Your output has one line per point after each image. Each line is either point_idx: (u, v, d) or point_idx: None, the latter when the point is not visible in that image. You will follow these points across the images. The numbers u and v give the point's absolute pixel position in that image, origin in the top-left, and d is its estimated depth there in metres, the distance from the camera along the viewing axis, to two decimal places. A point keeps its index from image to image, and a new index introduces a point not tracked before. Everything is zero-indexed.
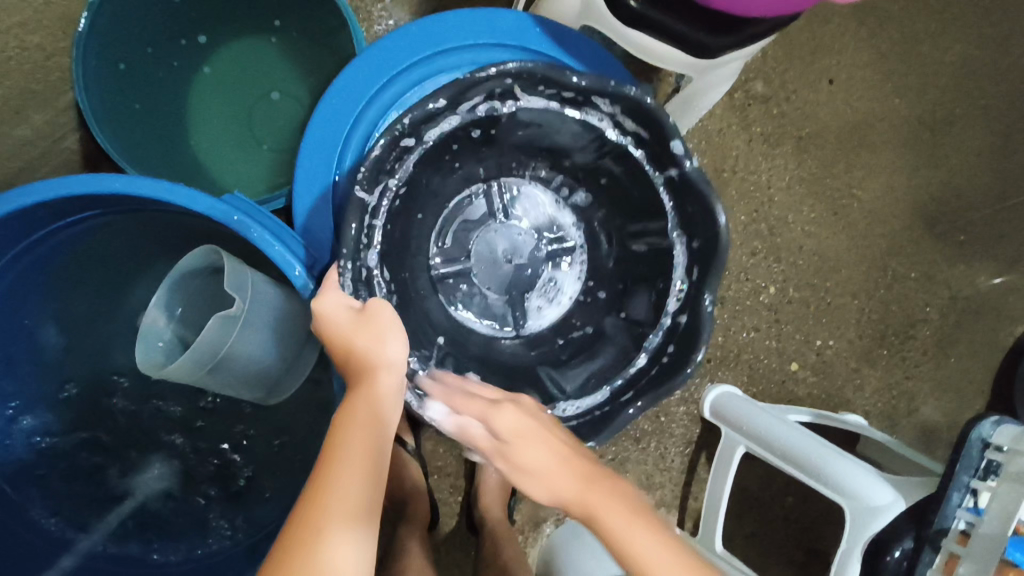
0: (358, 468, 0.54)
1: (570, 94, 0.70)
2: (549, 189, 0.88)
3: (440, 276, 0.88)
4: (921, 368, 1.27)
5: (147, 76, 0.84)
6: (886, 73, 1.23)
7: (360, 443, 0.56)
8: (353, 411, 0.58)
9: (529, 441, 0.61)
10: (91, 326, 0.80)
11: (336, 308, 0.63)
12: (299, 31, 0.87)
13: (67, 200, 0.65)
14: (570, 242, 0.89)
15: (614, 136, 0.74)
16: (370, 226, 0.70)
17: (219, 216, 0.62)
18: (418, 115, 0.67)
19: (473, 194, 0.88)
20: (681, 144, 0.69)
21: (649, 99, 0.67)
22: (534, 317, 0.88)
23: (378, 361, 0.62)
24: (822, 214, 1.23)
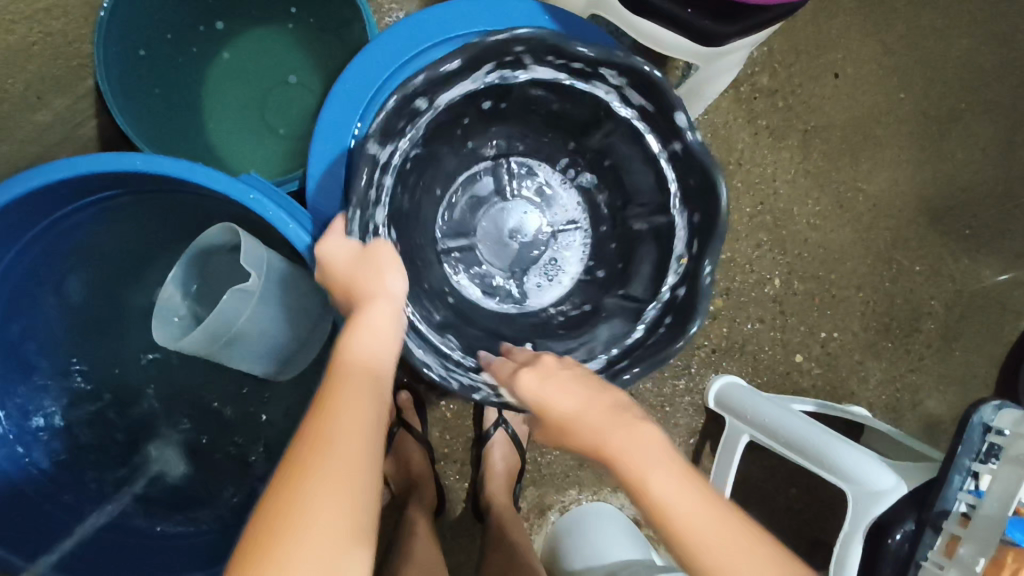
0: (361, 398, 0.55)
1: (579, 65, 0.71)
2: (556, 171, 0.90)
3: (446, 249, 0.89)
4: (925, 361, 1.28)
5: (166, 62, 0.86)
6: (892, 67, 1.24)
7: (360, 377, 0.57)
8: (352, 347, 0.59)
9: (554, 388, 0.65)
10: (107, 305, 0.82)
11: (334, 245, 0.65)
12: (313, 19, 0.89)
13: (89, 178, 0.66)
14: (574, 222, 0.90)
15: (624, 112, 0.75)
16: (380, 181, 0.72)
17: (237, 195, 0.64)
18: (430, 77, 0.68)
19: (480, 171, 0.89)
20: (685, 115, 0.70)
21: (652, 72, 0.68)
22: (534, 292, 0.89)
23: (373, 291, 0.63)
24: (827, 207, 1.24)
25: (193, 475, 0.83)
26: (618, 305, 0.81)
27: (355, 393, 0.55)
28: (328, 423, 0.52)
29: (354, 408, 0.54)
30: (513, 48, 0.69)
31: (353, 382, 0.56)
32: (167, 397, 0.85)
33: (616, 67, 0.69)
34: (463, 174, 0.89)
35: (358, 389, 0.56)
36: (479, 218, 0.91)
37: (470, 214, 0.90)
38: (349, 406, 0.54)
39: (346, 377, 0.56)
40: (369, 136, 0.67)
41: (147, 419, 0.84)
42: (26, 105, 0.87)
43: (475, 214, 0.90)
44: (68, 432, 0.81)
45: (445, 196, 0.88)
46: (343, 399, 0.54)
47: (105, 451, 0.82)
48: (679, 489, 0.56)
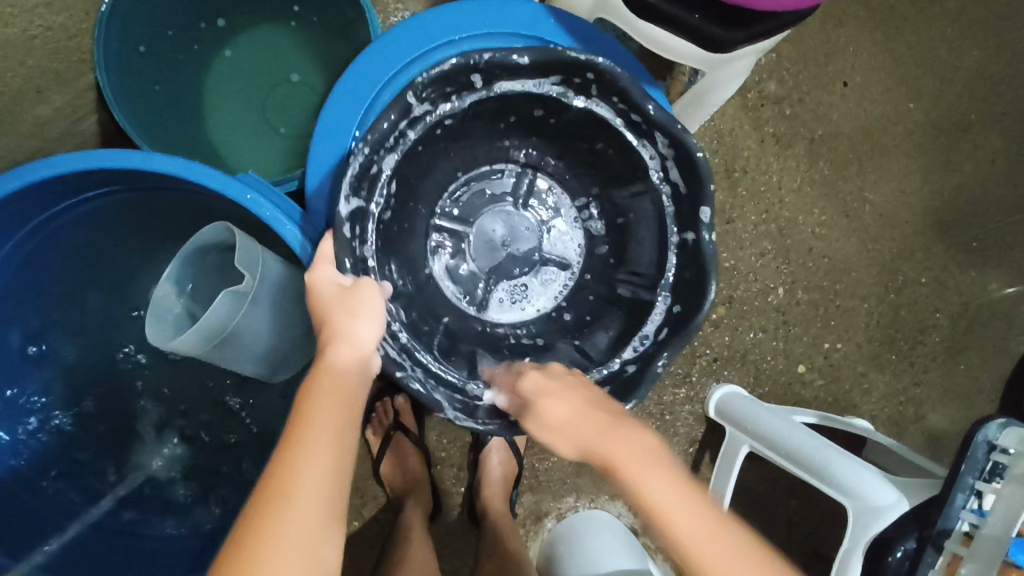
0: (325, 442, 0.53)
1: (636, 118, 0.69)
2: (573, 206, 0.85)
3: (435, 227, 0.84)
4: (929, 375, 1.26)
5: (167, 59, 0.85)
6: (901, 77, 1.23)
7: (326, 414, 0.55)
8: (319, 382, 0.56)
9: (552, 398, 0.64)
10: (104, 302, 0.81)
11: (327, 277, 0.62)
12: (316, 17, 0.88)
13: (86, 175, 0.66)
14: (566, 261, 0.86)
15: (654, 177, 0.72)
16: (403, 133, 0.68)
17: (233, 194, 0.63)
18: (497, 60, 0.66)
19: (503, 171, 0.85)
20: (710, 212, 0.69)
21: (699, 155, 0.66)
22: (493, 307, 0.85)
23: (341, 334, 0.60)
24: (833, 217, 1.23)
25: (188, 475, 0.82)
26: (576, 352, 0.77)
27: (319, 436, 0.53)
28: (291, 475, 0.51)
29: (318, 457, 0.52)
30: (587, 71, 0.67)
31: (318, 422, 0.54)
32: (161, 396, 0.84)
33: (671, 135, 0.67)
34: (488, 166, 0.84)
35: (322, 432, 0.53)
36: (484, 214, 0.86)
37: (476, 205, 0.86)
38: (313, 455, 0.52)
39: (310, 416, 0.54)
40: (413, 84, 0.65)
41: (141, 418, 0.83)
42: (26, 99, 0.87)
43: (484, 207, 0.86)
44: (62, 430, 0.80)
45: (461, 178, 0.84)
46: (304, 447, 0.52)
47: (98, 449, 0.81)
48: (670, 499, 0.55)
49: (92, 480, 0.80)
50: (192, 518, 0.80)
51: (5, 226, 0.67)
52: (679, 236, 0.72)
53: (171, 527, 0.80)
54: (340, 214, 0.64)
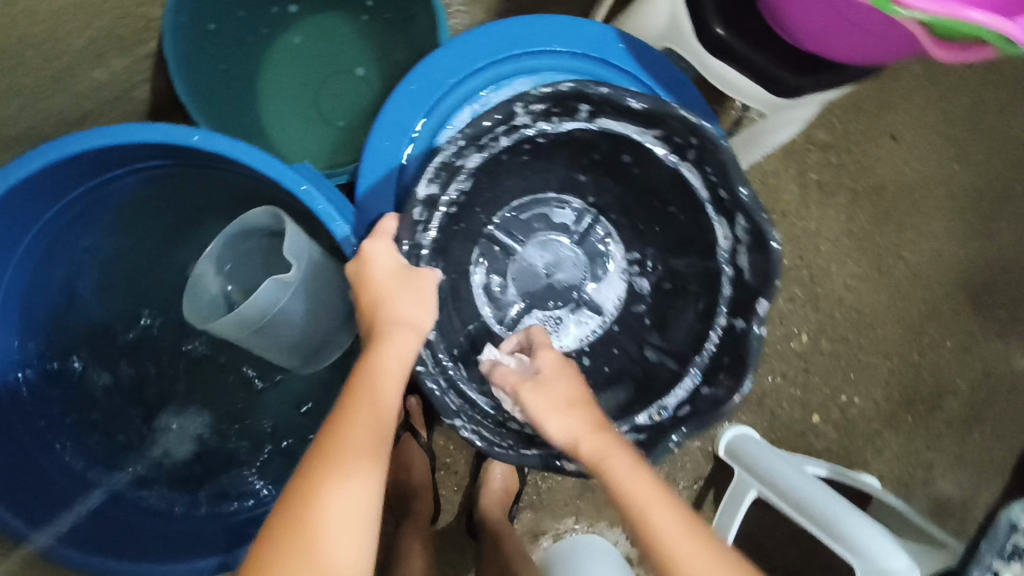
0: (375, 430, 0.52)
1: (722, 194, 0.67)
2: (626, 258, 0.83)
3: (489, 237, 0.82)
4: (943, 440, 1.25)
5: (234, 38, 0.85)
6: (950, 138, 1.22)
7: (379, 401, 0.54)
8: (373, 365, 0.55)
9: (555, 382, 0.62)
10: (138, 272, 0.81)
11: (387, 260, 0.61)
12: (387, 15, 0.88)
13: (143, 146, 0.66)
14: (602, 309, 0.84)
15: (721, 253, 0.70)
16: (498, 139, 0.66)
17: (288, 183, 0.63)
18: (612, 100, 0.64)
19: (565, 202, 0.83)
20: (767, 307, 0.66)
21: (774, 242, 0.63)
22: (517, 333, 0.83)
23: (393, 317, 0.59)
24: (866, 270, 1.22)
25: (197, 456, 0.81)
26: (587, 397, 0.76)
27: (369, 421, 0.52)
28: (339, 457, 0.50)
29: (366, 431, 0.52)
30: (691, 137, 0.65)
31: (369, 406, 0.53)
32: (178, 373, 0.83)
33: (753, 223, 0.64)
34: (552, 194, 0.82)
35: (374, 419, 0.53)
36: (535, 235, 0.84)
37: (530, 226, 0.84)
38: (360, 439, 0.51)
39: (363, 399, 0.53)
40: (527, 94, 0.63)
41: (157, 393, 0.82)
42: (85, 61, 0.83)
43: (539, 229, 0.84)
44: (81, 396, 0.79)
45: (521, 198, 0.81)
46: (354, 430, 0.51)
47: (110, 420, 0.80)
48: (674, 523, 0.54)
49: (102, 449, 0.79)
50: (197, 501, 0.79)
51: (56, 186, 0.67)
52: (728, 322, 0.69)
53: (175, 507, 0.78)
54: (417, 196, 0.63)
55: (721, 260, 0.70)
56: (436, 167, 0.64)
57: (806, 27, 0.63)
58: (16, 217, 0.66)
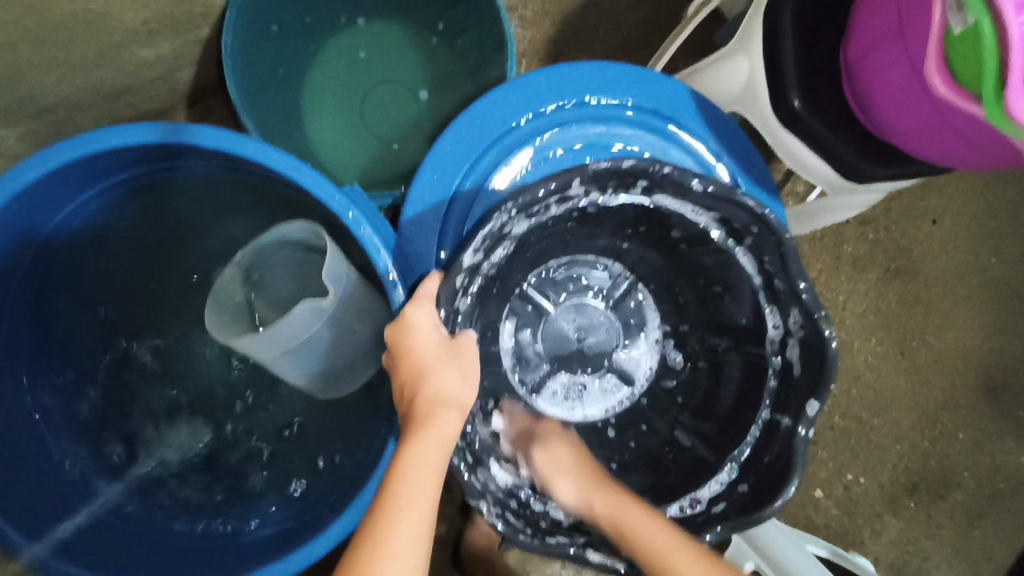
0: (419, 528, 0.49)
1: (778, 283, 0.64)
2: (660, 330, 0.82)
3: (522, 297, 0.80)
4: (943, 532, 1.22)
5: (297, 43, 0.84)
6: (991, 229, 1.19)
7: (422, 495, 0.50)
8: (416, 452, 0.52)
9: (560, 470, 0.67)
10: (156, 265, 0.77)
11: (429, 329, 0.58)
12: (456, 41, 0.85)
13: (191, 146, 0.63)
14: (632, 380, 0.81)
15: (768, 343, 0.68)
16: (548, 205, 0.63)
17: (336, 208, 0.60)
18: (676, 176, 0.60)
19: (603, 264, 0.81)
20: (817, 408, 0.63)
21: (829, 334, 0.60)
22: (540, 400, 0.80)
23: (437, 395, 0.56)
24: (889, 350, 1.19)
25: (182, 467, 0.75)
26: (612, 478, 0.74)
27: (412, 522, 0.49)
28: (383, 563, 0.46)
29: (413, 517, 0.49)
30: (753, 225, 0.62)
31: (413, 504, 0.50)
32: (175, 374, 0.78)
33: (808, 318, 0.61)
34: (592, 255, 0.80)
35: (420, 518, 0.49)
36: (570, 297, 0.82)
37: (566, 288, 0.81)
38: (405, 542, 0.48)
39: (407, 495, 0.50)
40: (588, 166, 0.59)
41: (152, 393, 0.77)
42: (134, 40, 0.79)
43: (574, 292, 0.82)
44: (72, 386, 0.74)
45: (563, 259, 0.79)
46: (398, 530, 0.48)
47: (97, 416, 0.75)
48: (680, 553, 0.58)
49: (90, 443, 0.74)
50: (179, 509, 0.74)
51: (90, 173, 0.64)
52: (768, 417, 0.67)
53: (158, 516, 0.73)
54: (463, 264, 0.60)
55: (769, 355, 0.67)
56: (485, 233, 0.60)
57: (892, 114, 0.61)
58: (44, 198, 0.62)
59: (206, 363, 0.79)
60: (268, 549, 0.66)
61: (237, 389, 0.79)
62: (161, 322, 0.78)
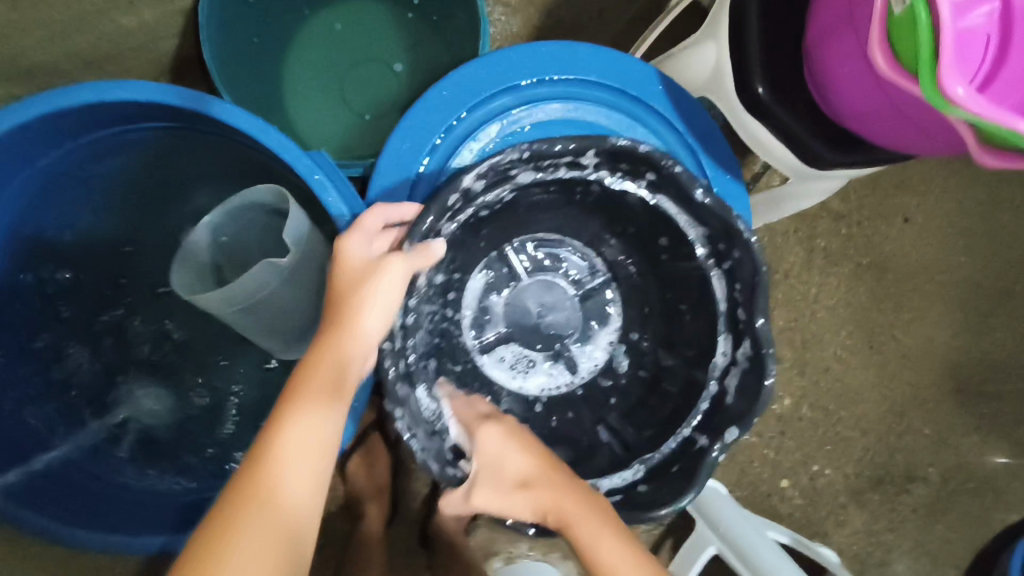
0: (323, 419, 0.51)
1: (708, 249, 0.68)
2: (617, 329, 0.83)
3: (501, 255, 0.82)
4: (905, 525, 1.19)
5: (274, 14, 0.85)
6: (962, 228, 1.16)
7: (321, 409, 0.51)
8: (318, 370, 0.53)
9: (502, 454, 0.59)
10: (124, 229, 0.78)
11: (356, 255, 0.59)
12: (434, 18, 0.87)
13: (162, 107, 0.64)
14: (578, 369, 0.83)
15: (710, 373, 0.70)
16: (554, 167, 0.66)
17: (302, 171, 0.62)
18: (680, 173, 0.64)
19: (581, 252, 0.84)
20: (735, 437, 0.66)
21: (769, 385, 0.63)
22: (484, 357, 0.83)
23: (353, 313, 0.57)
24: (857, 344, 1.18)
25: (148, 429, 0.77)
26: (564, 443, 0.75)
27: (308, 429, 0.50)
28: (282, 443, 0.49)
29: (316, 412, 0.51)
30: (735, 247, 0.65)
31: (312, 417, 0.50)
32: (139, 338, 0.79)
33: (757, 351, 0.65)
34: (578, 241, 0.83)
35: (317, 429, 0.50)
36: (542, 274, 0.84)
37: (540, 264, 0.84)
38: (306, 428, 0.50)
39: (303, 407, 0.51)
40: (616, 139, 0.62)
41: (113, 356, 0.78)
42: (117, 7, 0.80)
43: (548, 270, 0.84)
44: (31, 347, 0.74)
45: (541, 235, 0.82)
46: (293, 437, 0.49)
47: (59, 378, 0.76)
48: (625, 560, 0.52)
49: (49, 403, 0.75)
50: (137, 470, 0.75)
51: (60, 132, 0.65)
52: (692, 433, 0.70)
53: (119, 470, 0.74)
54: (461, 184, 0.62)
55: (712, 374, 0.70)
56: (485, 169, 0.63)
57: (844, 96, 0.63)
58: (16, 155, 0.64)
59: (171, 327, 0.80)
60: None
61: (202, 353, 0.80)
62: (124, 287, 0.78)
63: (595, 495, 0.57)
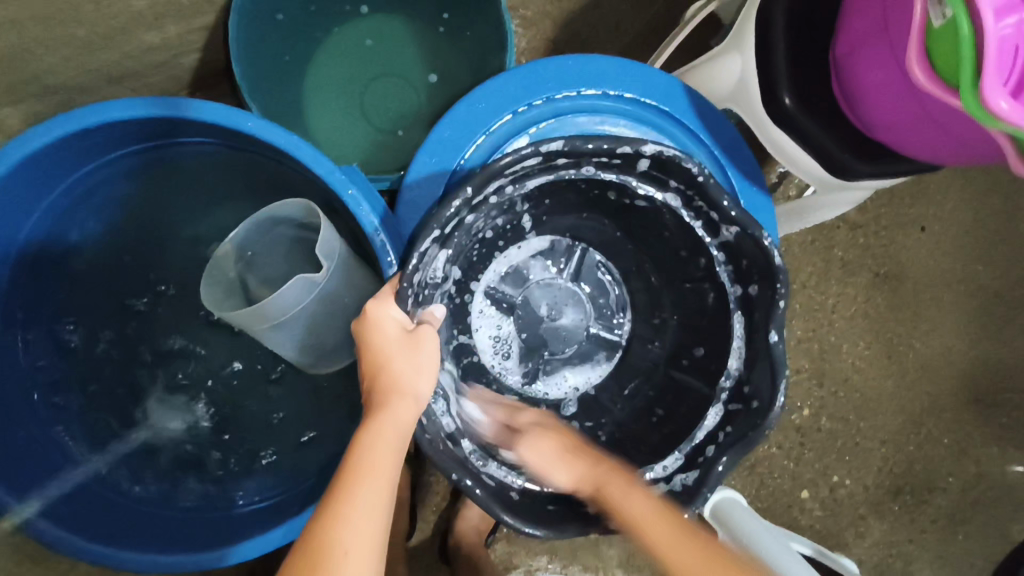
0: (381, 486, 0.52)
1: (734, 295, 0.68)
2: (600, 376, 0.84)
3: (566, 244, 0.84)
4: (926, 536, 1.18)
5: (300, 29, 0.85)
6: (978, 236, 1.16)
7: (374, 491, 0.51)
8: (372, 442, 0.53)
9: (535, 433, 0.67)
10: (147, 244, 0.77)
11: (393, 316, 0.59)
12: (459, 33, 0.87)
13: (193, 122, 0.64)
14: (544, 385, 0.84)
15: (682, 446, 0.70)
16: (676, 189, 0.66)
17: (335, 185, 0.62)
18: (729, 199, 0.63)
19: (619, 300, 0.85)
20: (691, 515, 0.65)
21: (720, 470, 0.64)
22: (484, 306, 0.82)
23: (399, 390, 0.57)
24: (876, 354, 1.16)
25: (172, 445, 0.77)
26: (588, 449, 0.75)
27: (361, 518, 0.50)
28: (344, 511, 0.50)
29: (377, 480, 0.52)
30: (752, 284, 0.66)
31: (366, 493, 0.51)
32: (161, 354, 0.79)
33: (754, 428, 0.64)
34: (622, 288, 0.85)
35: (369, 523, 0.50)
36: (587, 288, 0.86)
37: (591, 278, 0.86)
38: (369, 496, 0.51)
39: (356, 497, 0.50)
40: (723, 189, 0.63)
41: (135, 372, 0.78)
42: (142, 23, 0.80)
43: (592, 290, 0.86)
44: (53, 364, 0.74)
45: (603, 262, 0.85)
46: (344, 533, 0.49)
47: (80, 395, 0.75)
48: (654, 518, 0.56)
49: (71, 419, 0.74)
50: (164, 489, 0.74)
51: (91, 146, 0.65)
52: (642, 484, 0.69)
53: (144, 484, 0.74)
54: (640, 147, 0.62)
55: (692, 441, 0.69)
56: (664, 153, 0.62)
57: (878, 108, 0.63)
58: (47, 168, 0.64)
59: (193, 344, 0.80)
60: (257, 525, 0.68)
61: (222, 366, 0.80)
62: (148, 302, 0.78)
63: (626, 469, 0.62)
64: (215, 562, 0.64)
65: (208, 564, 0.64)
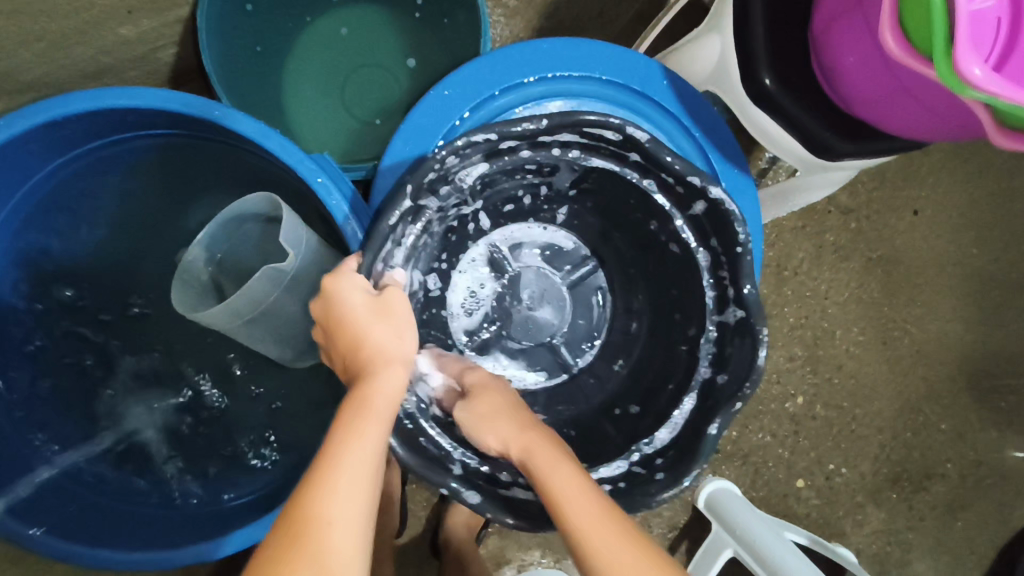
0: (370, 462, 0.49)
1: (713, 327, 0.67)
2: (533, 386, 0.81)
3: (582, 255, 0.83)
4: (925, 523, 1.16)
5: (271, 19, 0.84)
6: (972, 219, 1.14)
7: (365, 459, 0.48)
8: (357, 409, 0.51)
9: (489, 392, 0.63)
10: (123, 239, 0.76)
11: (353, 288, 0.56)
12: (435, 20, 0.86)
13: (159, 112, 0.64)
14: (478, 364, 0.81)
15: None
16: (707, 244, 0.66)
17: (304, 173, 0.61)
18: (748, 266, 0.62)
19: (595, 328, 0.83)
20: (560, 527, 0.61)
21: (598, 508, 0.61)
22: (478, 258, 0.82)
23: (387, 357, 0.55)
24: (870, 339, 1.15)
25: (153, 441, 0.76)
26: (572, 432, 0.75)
27: (352, 490, 0.47)
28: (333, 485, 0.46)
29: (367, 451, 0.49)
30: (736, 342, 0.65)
31: (356, 460, 0.48)
32: (139, 350, 0.78)
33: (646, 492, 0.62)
34: (606, 323, 0.83)
35: (356, 497, 0.46)
36: (577, 302, 0.84)
37: (585, 296, 0.83)
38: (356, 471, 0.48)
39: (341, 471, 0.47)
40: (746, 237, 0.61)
41: (114, 368, 0.77)
42: (114, 16, 0.79)
43: (580, 307, 0.83)
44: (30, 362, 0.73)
45: (604, 289, 0.83)
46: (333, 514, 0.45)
47: (59, 392, 0.74)
48: (576, 498, 0.51)
49: (51, 418, 0.73)
50: (146, 485, 0.74)
51: (59, 139, 0.64)
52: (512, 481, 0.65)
53: (127, 480, 0.73)
54: (708, 188, 0.61)
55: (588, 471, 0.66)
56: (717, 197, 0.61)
57: (856, 84, 0.62)
58: (15, 162, 0.64)
59: (172, 339, 0.79)
60: (241, 519, 0.68)
61: (201, 361, 0.79)
62: (126, 293, 0.77)
63: (565, 448, 0.56)
64: (203, 555, 0.64)
65: (197, 557, 0.64)
